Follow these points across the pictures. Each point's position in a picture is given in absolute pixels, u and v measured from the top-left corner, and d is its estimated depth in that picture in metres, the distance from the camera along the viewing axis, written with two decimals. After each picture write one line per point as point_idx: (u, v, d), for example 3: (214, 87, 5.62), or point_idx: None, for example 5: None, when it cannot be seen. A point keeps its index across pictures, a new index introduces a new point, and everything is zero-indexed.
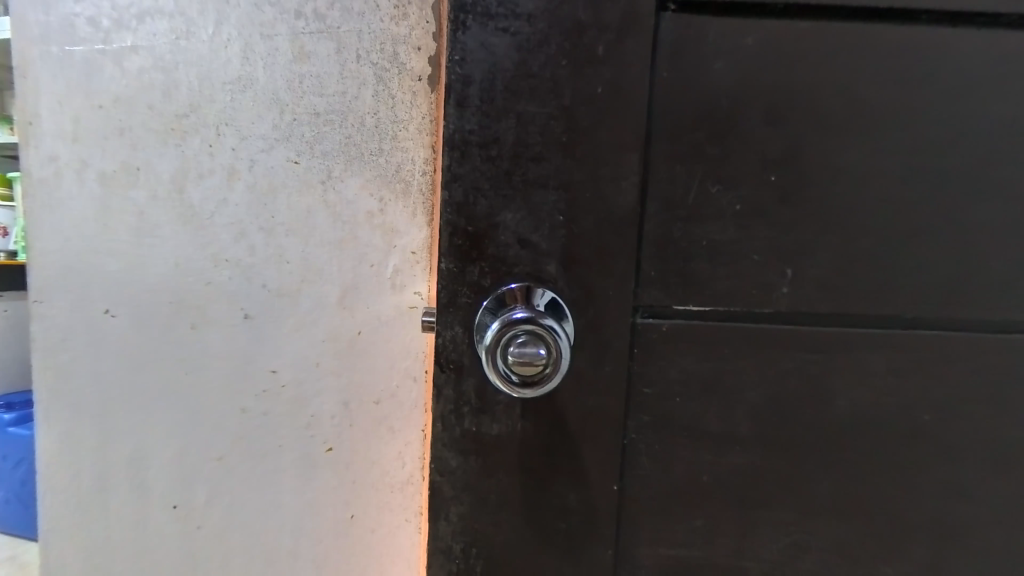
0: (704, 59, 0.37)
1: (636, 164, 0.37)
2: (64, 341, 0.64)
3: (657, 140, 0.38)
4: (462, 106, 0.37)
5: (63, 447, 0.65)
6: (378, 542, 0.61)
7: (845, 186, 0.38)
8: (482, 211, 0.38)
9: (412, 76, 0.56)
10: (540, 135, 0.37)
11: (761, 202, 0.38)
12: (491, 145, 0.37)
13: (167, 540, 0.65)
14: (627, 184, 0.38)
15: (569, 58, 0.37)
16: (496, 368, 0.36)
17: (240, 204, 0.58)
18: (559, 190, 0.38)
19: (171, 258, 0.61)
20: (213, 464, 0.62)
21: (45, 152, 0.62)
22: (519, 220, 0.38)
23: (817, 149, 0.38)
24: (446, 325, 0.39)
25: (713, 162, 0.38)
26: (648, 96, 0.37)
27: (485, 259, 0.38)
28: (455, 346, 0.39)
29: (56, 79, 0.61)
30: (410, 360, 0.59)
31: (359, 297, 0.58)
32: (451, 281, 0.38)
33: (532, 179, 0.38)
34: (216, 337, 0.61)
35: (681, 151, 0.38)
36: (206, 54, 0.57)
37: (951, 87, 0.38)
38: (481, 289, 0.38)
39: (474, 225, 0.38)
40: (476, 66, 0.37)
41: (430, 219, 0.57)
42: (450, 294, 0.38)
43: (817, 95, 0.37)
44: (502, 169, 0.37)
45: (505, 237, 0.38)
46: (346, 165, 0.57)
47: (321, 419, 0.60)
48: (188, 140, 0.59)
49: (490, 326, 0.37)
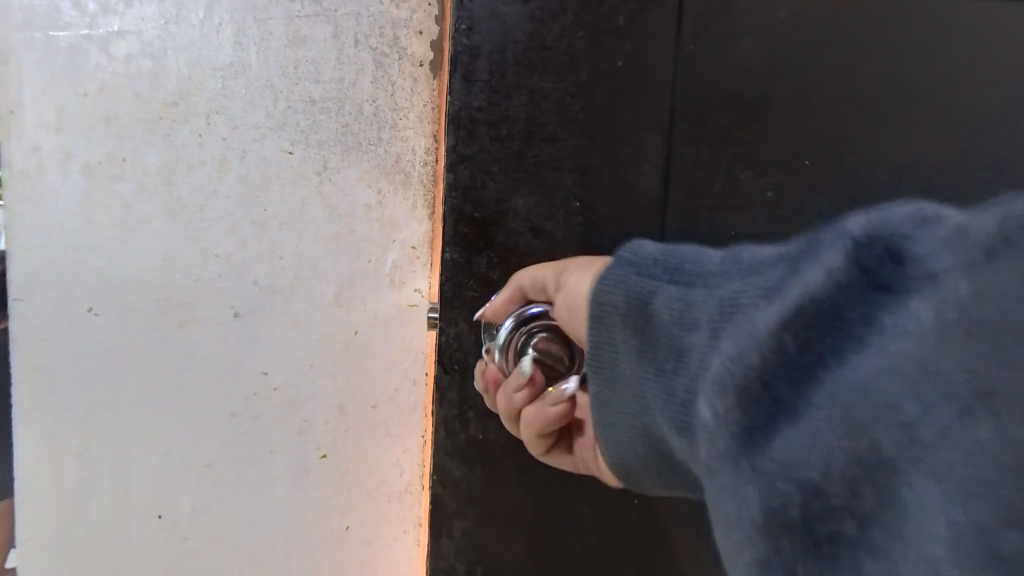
0: (736, 32, 0.43)
1: (658, 144, 0.44)
2: (46, 339, 0.62)
3: (682, 121, 0.44)
4: (469, 83, 0.45)
5: (40, 451, 0.62)
6: (375, 554, 0.57)
7: (867, 161, 0.43)
8: (491, 193, 0.45)
9: (412, 62, 0.51)
10: (554, 110, 0.44)
11: (791, 189, 0.43)
12: (500, 122, 0.45)
13: (152, 551, 0.62)
14: (649, 167, 0.44)
15: (585, 28, 0.43)
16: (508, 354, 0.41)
17: (231, 196, 0.55)
18: (579, 171, 0.44)
19: (158, 253, 0.58)
20: (200, 472, 0.59)
21: (27, 142, 0.60)
22: (528, 202, 0.45)
23: (845, 127, 0.43)
24: (451, 323, 0.46)
25: (727, 146, 0.43)
26: (672, 69, 0.43)
27: (492, 250, 0.45)
28: (459, 345, 0.46)
29: (40, 66, 0.59)
30: (410, 362, 0.54)
31: (355, 294, 0.53)
32: (458, 272, 0.45)
33: (543, 158, 0.45)
34: (203, 336, 0.57)
35: (709, 132, 0.44)
36: (197, 39, 0.55)
37: (968, 61, 0.42)
38: (487, 284, 0.45)
39: (480, 212, 0.45)
40: (485, 39, 0.44)
41: (432, 213, 0.53)
42: (456, 289, 0.46)
43: (834, 74, 0.43)
44: (513, 149, 0.45)
45: (518, 224, 0.45)
46: (343, 155, 0.52)
47: (315, 425, 0.55)
48: (176, 130, 0.56)
49: (503, 325, 0.41)
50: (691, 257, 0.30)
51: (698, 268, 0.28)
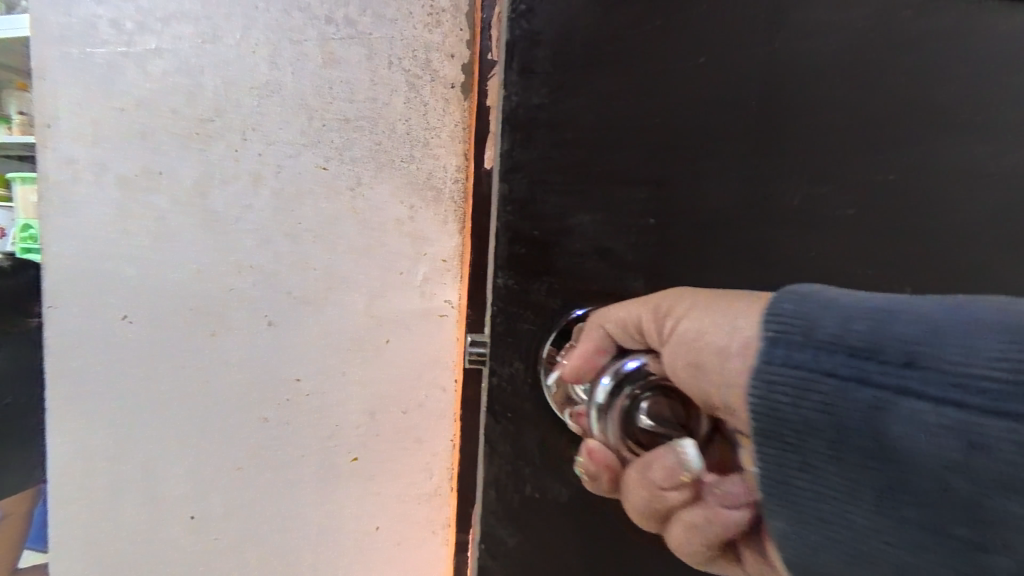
0: (795, 39, 0.49)
1: (723, 154, 0.49)
2: (76, 345, 0.64)
3: (748, 129, 0.49)
4: (528, 82, 0.50)
5: (72, 454, 0.64)
6: (402, 554, 0.59)
7: (923, 153, 0.49)
8: (552, 207, 0.51)
9: (445, 84, 0.54)
10: (620, 108, 0.50)
11: (857, 196, 0.49)
12: (561, 128, 0.50)
13: (183, 552, 0.64)
14: (718, 179, 0.49)
15: (653, 27, 0.49)
16: (611, 404, 0.41)
17: (265, 210, 0.57)
18: (643, 184, 0.50)
19: (192, 264, 0.60)
20: (231, 475, 0.61)
21: (61, 154, 0.62)
22: (590, 220, 0.50)
23: (902, 130, 0.49)
24: (505, 359, 0.52)
25: (787, 157, 0.49)
26: (732, 73, 0.49)
27: (551, 274, 0.51)
28: (511, 375, 0.52)
29: (76, 81, 0.61)
30: (439, 369, 0.56)
31: (387, 304, 0.55)
32: (516, 291, 0.51)
33: (608, 166, 0.50)
34: (236, 344, 0.59)
35: (770, 140, 0.49)
36: (233, 58, 0.57)
37: (993, 62, 0.50)
38: (542, 308, 0.51)
39: (541, 230, 0.51)
40: (544, 36, 0.50)
41: (463, 227, 0.55)
42: (512, 312, 0.52)
43: (880, 80, 0.49)
44: (577, 156, 0.50)
45: (580, 238, 0.50)
46: (376, 171, 0.54)
47: (345, 429, 0.57)
48: (212, 145, 0.58)
49: (599, 387, 0.41)
50: (926, 328, 0.23)
51: (959, 359, 0.21)
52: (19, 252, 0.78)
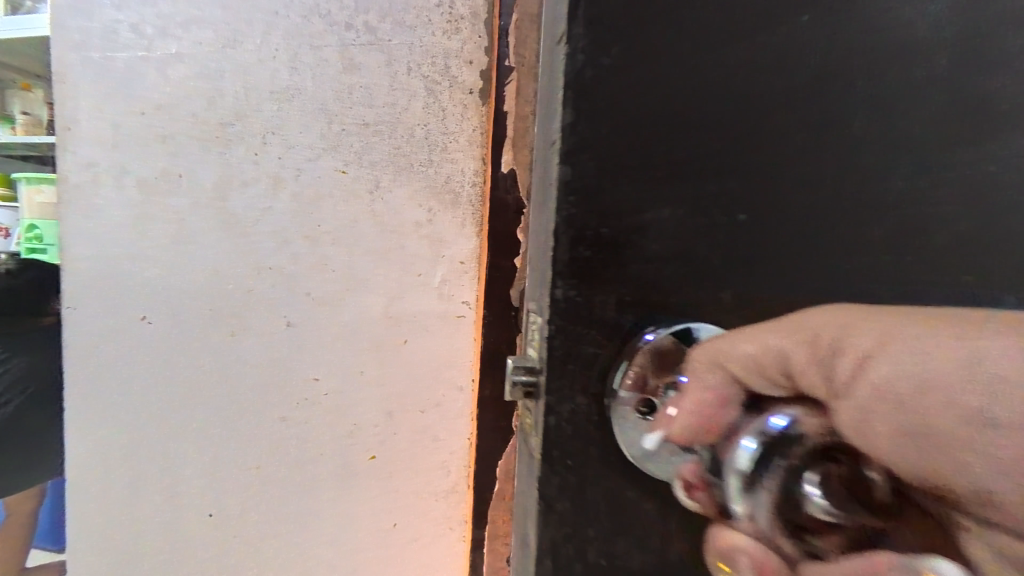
0: None
1: (851, 117, 0.40)
2: (95, 345, 0.64)
3: (881, 82, 0.39)
4: (588, 43, 0.43)
5: (90, 453, 0.65)
6: (419, 550, 0.60)
7: None
8: (622, 202, 0.43)
9: (463, 89, 0.55)
10: (701, 81, 0.40)
11: None
12: (627, 104, 0.42)
13: (200, 549, 0.65)
14: (849, 154, 0.40)
15: None
16: (755, 478, 0.33)
17: (285, 213, 0.58)
18: (728, 175, 0.41)
19: (211, 266, 0.61)
20: (250, 474, 0.62)
21: (81, 157, 0.63)
22: (674, 214, 0.42)
23: None
24: (563, 393, 0.46)
25: (931, 110, 0.39)
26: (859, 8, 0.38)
27: (619, 286, 0.43)
28: (570, 411, 0.46)
29: (96, 85, 0.62)
30: (457, 369, 0.57)
31: (405, 306, 0.57)
32: (575, 314, 0.45)
33: (688, 153, 0.41)
34: (254, 345, 0.60)
35: (913, 88, 0.39)
36: (253, 63, 0.58)
37: None
38: (608, 328, 0.44)
39: (609, 226, 0.43)
40: None
41: (480, 230, 0.56)
42: (573, 334, 0.45)
43: None
44: (649, 139, 0.42)
45: (655, 238, 0.42)
46: (395, 175, 0.55)
47: (363, 428, 0.58)
48: (231, 149, 0.59)
49: (738, 453, 0.33)
50: None
51: None
52: (23, 252, 0.85)
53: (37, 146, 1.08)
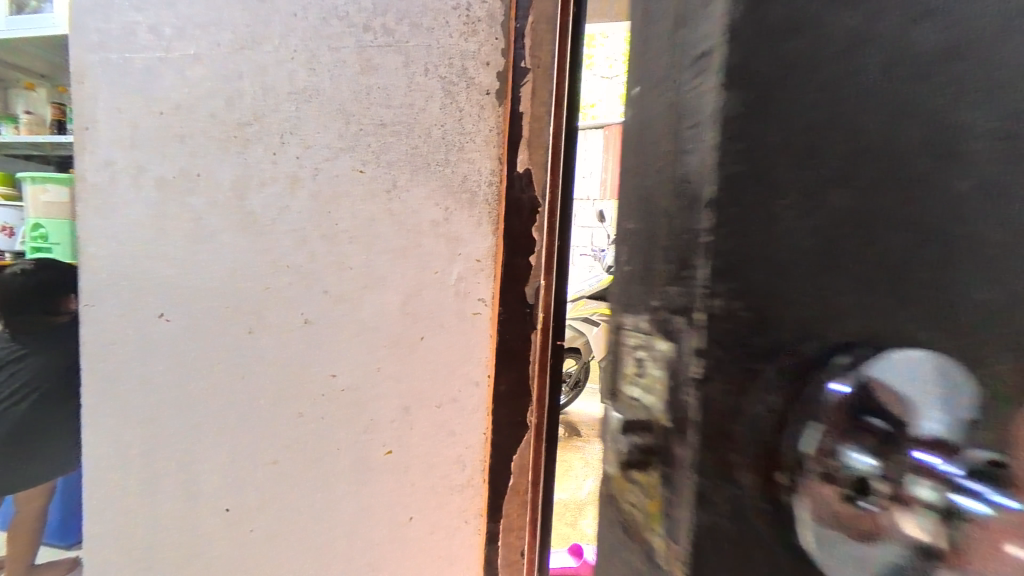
0: None
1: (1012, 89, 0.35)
2: (115, 342, 0.66)
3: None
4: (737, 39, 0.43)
5: (114, 446, 0.67)
6: (436, 544, 0.60)
7: None
8: (789, 201, 0.42)
9: (480, 90, 0.54)
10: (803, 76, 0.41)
11: None
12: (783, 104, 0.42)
13: (217, 543, 0.66)
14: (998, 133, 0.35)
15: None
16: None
17: (302, 211, 0.59)
18: (840, 177, 0.40)
19: (229, 264, 0.62)
20: (267, 469, 0.63)
21: (101, 157, 0.64)
22: (916, 187, 0.37)
23: None
24: (689, 387, 0.48)
25: None
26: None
27: (717, 279, 0.45)
28: (702, 403, 0.47)
29: (115, 86, 0.63)
30: (472, 365, 0.57)
31: (422, 303, 0.57)
32: (718, 311, 0.45)
33: (790, 145, 0.41)
34: (271, 342, 0.61)
35: None
36: (271, 64, 0.58)
37: None
38: (761, 322, 0.43)
39: (746, 221, 0.44)
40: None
41: (497, 228, 0.56)
42: (666, 323, 0.50)
43: None
44: (775, 134, 0.42)
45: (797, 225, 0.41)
46: (412, 175, 0.56)
47: (380, 423, 0.59)
48: (249, 148, 0.60)
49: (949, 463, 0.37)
50: None
51: None
52: (30, 251, 0.85)
53: (40, 146, 1.08)
